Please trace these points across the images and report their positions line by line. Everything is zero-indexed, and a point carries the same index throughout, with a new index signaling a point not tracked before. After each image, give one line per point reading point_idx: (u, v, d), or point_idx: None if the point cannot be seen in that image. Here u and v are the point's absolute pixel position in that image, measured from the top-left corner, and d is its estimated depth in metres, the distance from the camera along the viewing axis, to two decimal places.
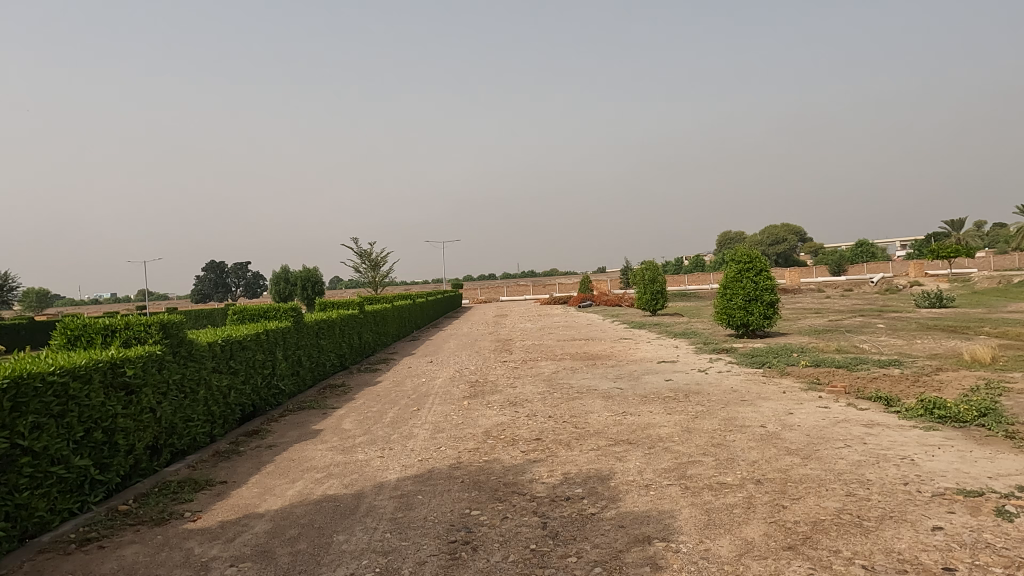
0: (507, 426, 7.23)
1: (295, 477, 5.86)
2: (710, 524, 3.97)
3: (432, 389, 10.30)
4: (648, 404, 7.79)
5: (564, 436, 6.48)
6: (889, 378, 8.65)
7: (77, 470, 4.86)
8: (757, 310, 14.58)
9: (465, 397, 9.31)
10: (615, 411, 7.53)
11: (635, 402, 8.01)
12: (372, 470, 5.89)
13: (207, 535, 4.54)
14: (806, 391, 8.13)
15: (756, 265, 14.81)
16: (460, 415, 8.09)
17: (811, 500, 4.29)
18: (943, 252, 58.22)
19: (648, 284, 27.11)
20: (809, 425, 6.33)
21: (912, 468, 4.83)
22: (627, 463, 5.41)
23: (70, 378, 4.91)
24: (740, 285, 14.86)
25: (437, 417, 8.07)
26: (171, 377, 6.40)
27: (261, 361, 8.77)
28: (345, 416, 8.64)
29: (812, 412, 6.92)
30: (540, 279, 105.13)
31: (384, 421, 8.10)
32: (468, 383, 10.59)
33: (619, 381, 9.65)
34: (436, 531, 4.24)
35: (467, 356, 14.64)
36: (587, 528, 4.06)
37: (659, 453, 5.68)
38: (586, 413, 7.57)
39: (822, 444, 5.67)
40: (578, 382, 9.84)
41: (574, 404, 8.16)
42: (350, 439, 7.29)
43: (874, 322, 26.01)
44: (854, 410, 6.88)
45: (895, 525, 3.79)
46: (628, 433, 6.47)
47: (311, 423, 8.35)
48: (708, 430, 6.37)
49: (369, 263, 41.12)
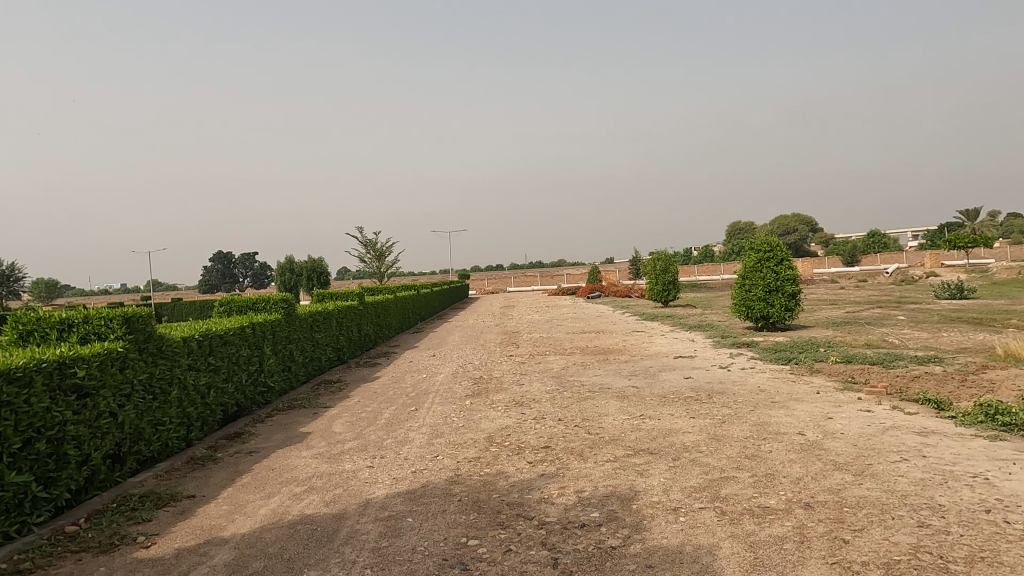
0: (512, 431, 6.52)
1: (272, 491, 5.17)
2: (758, 565, 3.24)
3: (433, 387, 9.62)
4: (668, 406, 7.05)
5: (576, 445, 5.76)
6: (934, 376, 7.90)
7: (12, 489, 4.19)
8: (779, 302, 13.79)
9: (468, 396, 8.61)
10: (631, 414, 6.80)
11: (653, 403, 7.27)
12: (359, 484, 5.19)
13: (158, 567, 3.86)
14: (843, 391, 7.37)
15: (777, 254, 14.02)
16: (461, 417, 7.38)
17: (877, 532, 3.55)
18: (959, 242, 56.95)
19: (659, 275, 26.27)
20: (854, 433, 5.59)
21: (990, 490, 4.08)
22: (651, 479, 4.69)
23: (3, 381, 4.22)
24: (760, 275, 14.05)
25: (436, 419, 7.38)
26: (137, 376, 5.70)
27: (246, 357, 8.08)
28: (336, 417, 7.96)
29: (855, 418, 6.15)
30: (548, 269, 104.54)
31: (378, 423, 7.41)
32: (471, 380, 9.89)
33: (635, 378, 8.92)
34: (425, 567, 3.53)
35: (472, 350, 13.97)
36: (607, 568, 3.34)
37: (685, 466, 4.96)
38: (599, 416, 6.84)
39: (873, 457, 4.93)
40: (590, 379, 9.13)
41: (586, 405, 7.44)
42: (339, 444, 6.61)
43: (895, 313, 25.21)
44: (902, 415, 6.13)
45: (991, 571, 3.04)
46: (648, 441, 5.74)
47: (299, 425, 7.67)
48: (740, 439, 5.63)
49: (374, 253, 40.36)
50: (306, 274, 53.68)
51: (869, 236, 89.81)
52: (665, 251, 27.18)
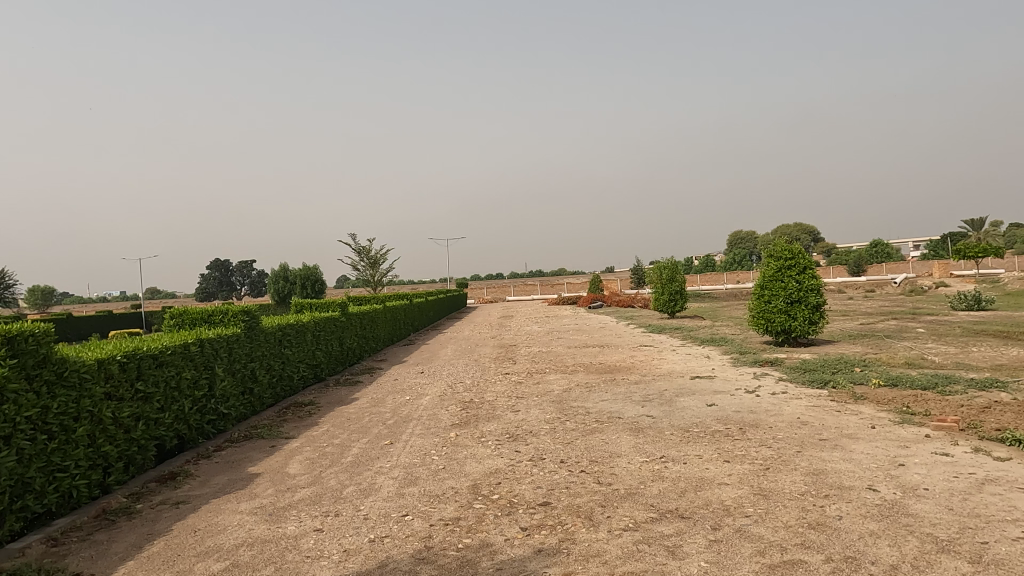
0: (503, 478, 5.25)
1: (182, 569, 3.90)
2: None
3: (416, 412, 8.34)
4: (694, 445, 5.79)
5: (584, 502, 4.50)
6: (1006, 406, 6.64)
7: None
8: (802, 314, 12.54)
9: (454, 426, 7.35)
10: (650, 456, 5.53)
11: (675, 440, 6.01)
12: (298, 559, 3.93)
13: None
14: (904, 426, 6.10)
15: (799, 262, 12.78)
16: (442, 455, 6.11)
17: None
18: (969, 252, 55.69)
19: (666, 284, 25.02)
20: (942, 491, 4.33)
21: None
22: (689, 565, 3.42)
23: None
24: (781, 285, 12.82)
25: (413, 458, 6.11)
26: (20, 413, 4.46)
27: (191, 380, 6.83)
28: (296, 452, 6.68)
29: (934, 465, 4.88)
30: (548, 278, 103.34)
31: (343, 462, 6.14)
32: (459, 404, 8.61)
33: (648, 406, 7.65)
34: None
35: (463, 367, 12.69)
36: None
37: (732, 542, 3.69)
38: (611, 457, 5.57)
39: (986, 531, 3.66)
40: (596, 406, 7.86)
41: (594, 441, 6.17)
42: (289, 492, 5.34)
43: (913, 325, 23.95)
44: (993, 462, 4.86)
45: None
46: (677, 498, 4.47)
47: (249, 463, 6.40)
48: (795, 497, 4.36)
49: (368, 260, 39.15)
50: (300, 280, 52.56)
51: (872, 246, 88.67)
52: (671, 260, 25.94)
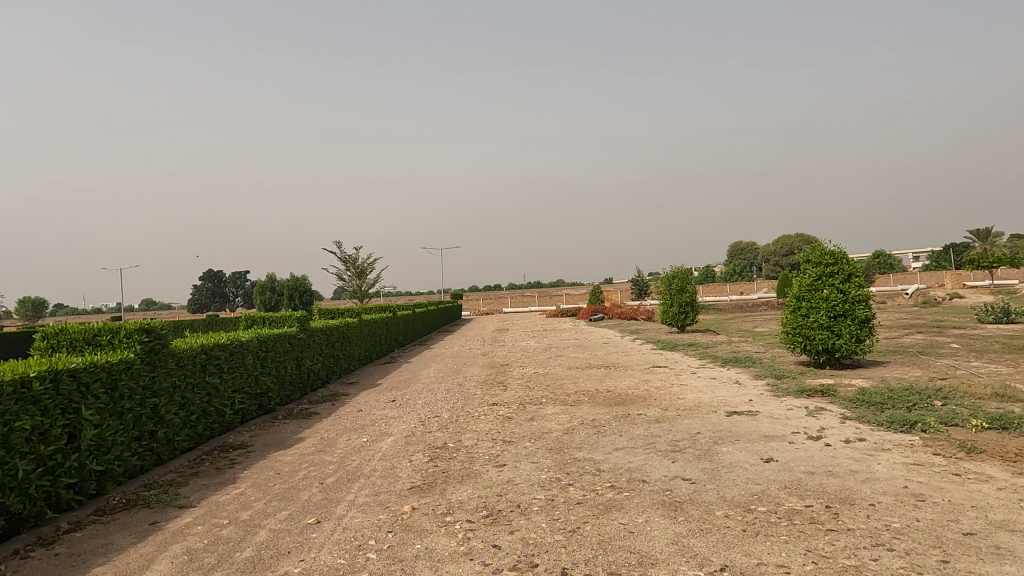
0: None
1: None
2: None
3: (368, 464, 6.26)
4: (769, 542, 3.73)
5: None
6: None
7: None
8: (848, 331, 10.50)
9: (413, 491, 5.28)
10: (705, 568, 3.46)
11: (738, 530, 3.94)
12: None
13: None
14: None
15: (843, 269, 10.81)
16: (381, 552, 4.03)
17: None
18: (981, 262, 53.88)
19: (676, 296, 23.01)
20: None
21: None
22: None
23: None
24: (822, 296, 10.82)
25: (338, 555, 4.04)
26: None
27: (33, 430, 4.76)
28: (178, 536, 4.61)
29: None
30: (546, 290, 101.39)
31: (234, 561, 4.07)
32: (428, 452, 6.54)
33: (680, 460, 5.60)
34: None
35: (444, 393, 10.62)
36: None
37: None
38: (641, 569, 3.51)
39: None
40: (608, 458, 5.79)
41: (613, 529, 4.10)
42: None
43: (943, 340, 21.98)
44: None
45: None
46: None
47: (100, 557, 4.32)
48: None
49: (355, 270, 37.13)
50: (288, 292, 50.54)
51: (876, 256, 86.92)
52: (680, 270, 24.01)
